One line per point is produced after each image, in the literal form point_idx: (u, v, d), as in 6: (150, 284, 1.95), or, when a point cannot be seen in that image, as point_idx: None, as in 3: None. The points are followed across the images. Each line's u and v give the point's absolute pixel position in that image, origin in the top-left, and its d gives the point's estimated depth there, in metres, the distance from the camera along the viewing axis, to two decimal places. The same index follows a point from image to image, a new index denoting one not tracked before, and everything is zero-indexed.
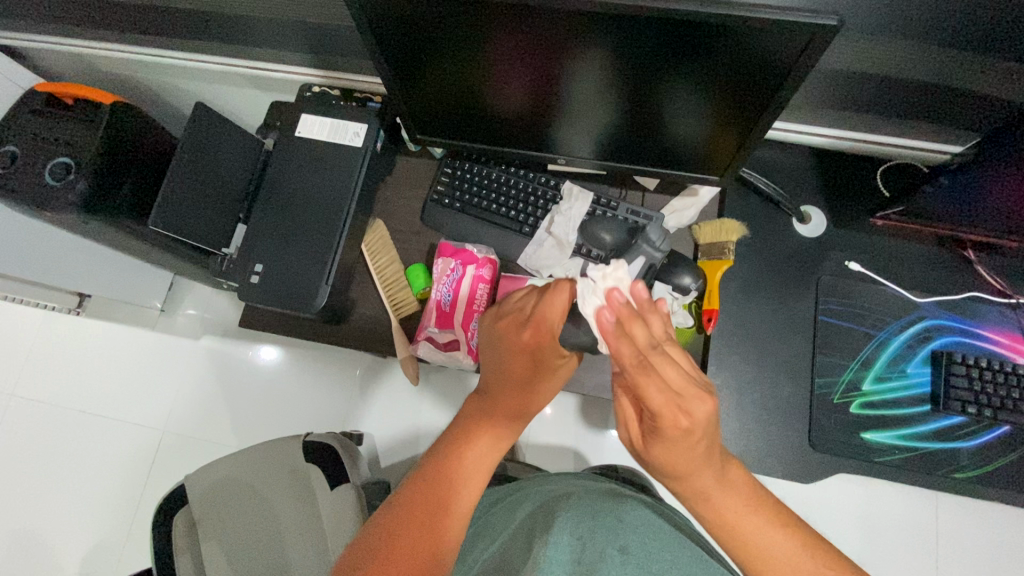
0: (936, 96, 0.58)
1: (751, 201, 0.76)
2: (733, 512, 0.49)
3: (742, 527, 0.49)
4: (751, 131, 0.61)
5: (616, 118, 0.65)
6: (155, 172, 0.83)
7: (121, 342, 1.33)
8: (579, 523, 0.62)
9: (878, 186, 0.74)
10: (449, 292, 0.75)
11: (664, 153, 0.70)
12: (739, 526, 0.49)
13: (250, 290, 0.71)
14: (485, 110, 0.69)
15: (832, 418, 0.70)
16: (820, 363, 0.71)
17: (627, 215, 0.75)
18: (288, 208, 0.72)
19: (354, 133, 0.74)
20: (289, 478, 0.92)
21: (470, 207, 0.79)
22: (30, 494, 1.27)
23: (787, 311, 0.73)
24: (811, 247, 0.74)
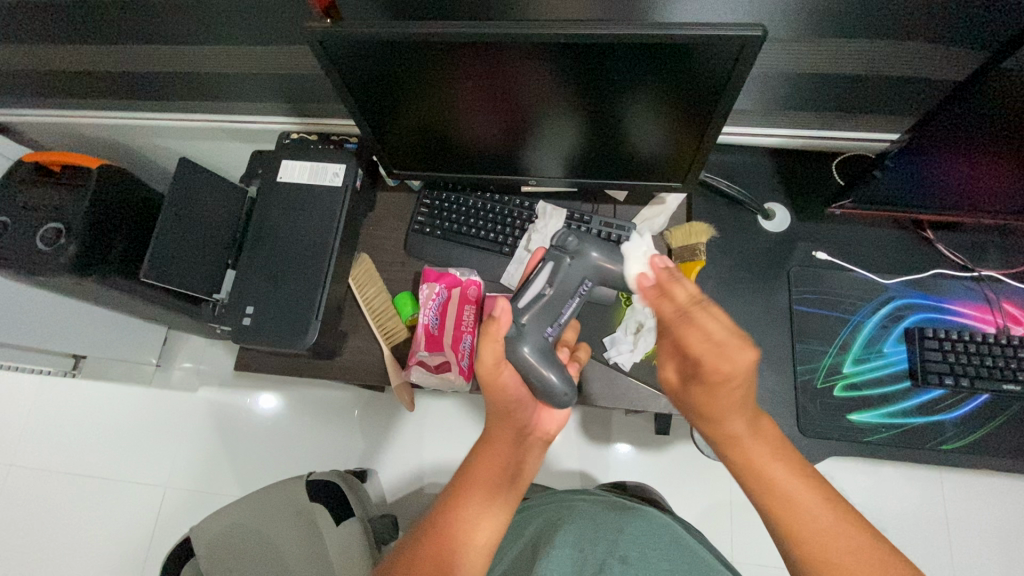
0: (869, 85, 0.63)
1: (716, 203, 0.80)
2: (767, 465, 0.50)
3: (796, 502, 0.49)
4: (705, 138, 0.65)
5: (581, 138, 0.70)
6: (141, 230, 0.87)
7: (118, 401, 1.33)
8: (573, 536, 0.65)
9: (833, 176, 0.79)
10: (437, 316, 0.76)
11: (629, 166, 0.74)
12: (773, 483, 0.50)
13: (240, 332, 0.72)
14: (457, 141, 0.73)
15: (819, 404, 0.71)
16: (800, 351, 0.73)
17: (601, 227, 0.79)
18: (275, 251, 0.75)
19: (334, 173, 0.78)
20: (296, 519, 0.97)
21: (450, 233, 0.82)
22: (30, 565, 1.25)
23: (764, 303, 0.75)
24: (779, 242, 0.78)
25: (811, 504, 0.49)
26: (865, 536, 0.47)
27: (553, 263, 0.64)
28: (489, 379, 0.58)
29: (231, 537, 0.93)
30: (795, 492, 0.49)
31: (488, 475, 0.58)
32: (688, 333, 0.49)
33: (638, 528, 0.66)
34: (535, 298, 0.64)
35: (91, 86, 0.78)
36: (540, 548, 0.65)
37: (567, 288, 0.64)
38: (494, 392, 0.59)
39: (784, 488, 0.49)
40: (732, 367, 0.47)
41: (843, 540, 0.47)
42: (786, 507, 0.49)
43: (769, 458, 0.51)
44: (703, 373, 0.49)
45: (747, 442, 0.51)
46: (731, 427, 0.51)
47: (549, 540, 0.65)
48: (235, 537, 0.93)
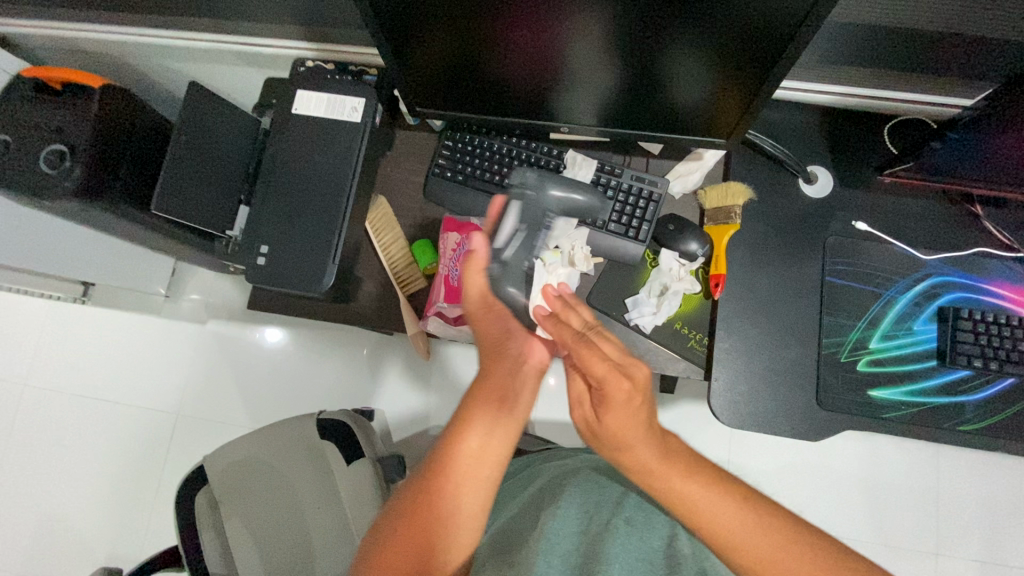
0: (940, 48, 0.57)
1: (756, 163, 0.75)
2: (682, 484, 0.51)
3: (721, 518, 0.50)
4: (755, 87, 0.59)
5: (617, 78, 0.64)
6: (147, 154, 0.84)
7: (128, 328, 1.33)
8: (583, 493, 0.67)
9: (885, 141, 0.73)
10: (457, 267, 0.74)
11: (667, 115, 0.69)
12: (690, 498, 0.51)
13: (255, 272, 0.70)
14: (483, 76, 0.67)
15: (840, 378, 0.70)
16: (827, 324, 0.71)
17: (632, 182, 0.75)
18: (289, 189, 0.71)
19: (352, 107, 0.73)
20: (307, 455, 1.00)
21: (472, 179, 0.78)
22: (51, 479, 1.30)
23: (795, 272, 0.72)
24: (818, 209, 0.74)
25: (718, 508, 0.50)
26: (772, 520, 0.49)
27: (518, 202, 0.66)
28: (479, 306, 0.62)
29: (244, 471, 0.98)
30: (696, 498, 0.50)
31: (487, 400, 0.57)
32: (587, 355, 0.52)
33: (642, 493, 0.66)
34: (513, 235, 0.65)
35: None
36: (548, 504, 0.66)
37: (536, 218, 0.68)
38: (483, 319, 0.62)
39: (682, 490, 0.51)
40: (633, 380, 0.51)
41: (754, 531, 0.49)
42: (711, 528, 0.50)
43: (684, 478, 0.51)
44: (608, 401, 0.52)
45: (659, 469, 0.51)
46: (642, 454, 0.52)
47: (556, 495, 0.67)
48: (247, 471, 0.98)
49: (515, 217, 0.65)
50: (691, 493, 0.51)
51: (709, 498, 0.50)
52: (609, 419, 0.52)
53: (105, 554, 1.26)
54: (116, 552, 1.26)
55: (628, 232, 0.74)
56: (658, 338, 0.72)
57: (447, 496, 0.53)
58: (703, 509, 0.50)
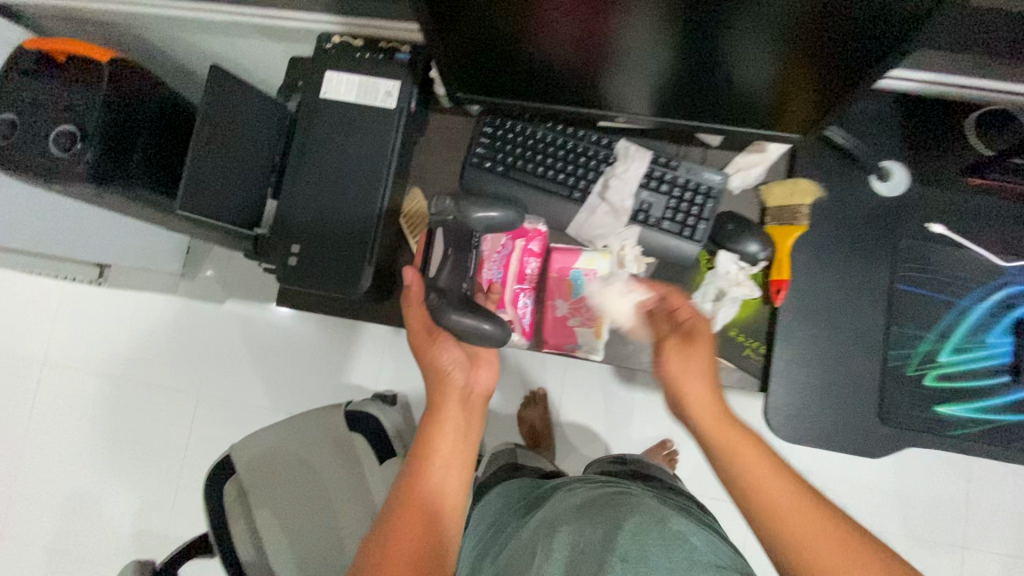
0: None
1: (824, 158, 0.68)
2: (747, 458, 0.51)
3: (776, 495, 0.48)
4: (838, 75, 0.54)
5: (678, 65, 0.58)
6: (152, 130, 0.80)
7: (143, 307, 1.31)
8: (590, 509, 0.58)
9: (969, 136, 0.67)
10: (500, 269, 0.69)
11: (729, 104, 0.63)
12: (751, 470, 0.50)
13: (286, 272, 0.65)
14: (530, 59, 0.61)
15: (905, 392, 0.66)
16: (895, 334, 0.66)
17: (688, 176, 0.70)
18: (320, 182, 0.66)
19: (386, 91, 0.66)
20: (334, 448, 1.01)
21: (514, 170, 0.72)
22: (77, 456, 1.31)
23: (863, 278, 0.67)
24: (892, 210, 0.68)
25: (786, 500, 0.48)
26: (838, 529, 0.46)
27: (439, 227, 0.65)
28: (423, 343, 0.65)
29: (272, 462, 0.97)
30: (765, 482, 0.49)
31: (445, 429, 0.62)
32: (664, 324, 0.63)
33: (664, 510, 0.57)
34: (442, 261, 0.64)
35: None
36: None
37: (465, 241, 0.65)
38: (426, 353, 0.66)
39: (749, 458, 0.51)
40: (698, 333, 0.60)
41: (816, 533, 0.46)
42: (764, 500, 0.48)
43: (751, 454, 0.51)
44: (677, 355, 0.59)
45: (723, 434, 0.53)
46: (706, 412, 0.56)
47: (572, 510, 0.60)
48: (275, 462, 0.97)
49: (439, 244, 0.64)
50: (750, 467, 0.50)
51: (767, 472, 0.50)
52: (684, 375, 0.58)
53: (134, 530, 1.28)
54: (144, 528, 1.28)
55: (682, 231, 0.69)
56: (712, 345, 0.68)
57: (430, 501, 0.57)
58: (760, 482, 0.49)
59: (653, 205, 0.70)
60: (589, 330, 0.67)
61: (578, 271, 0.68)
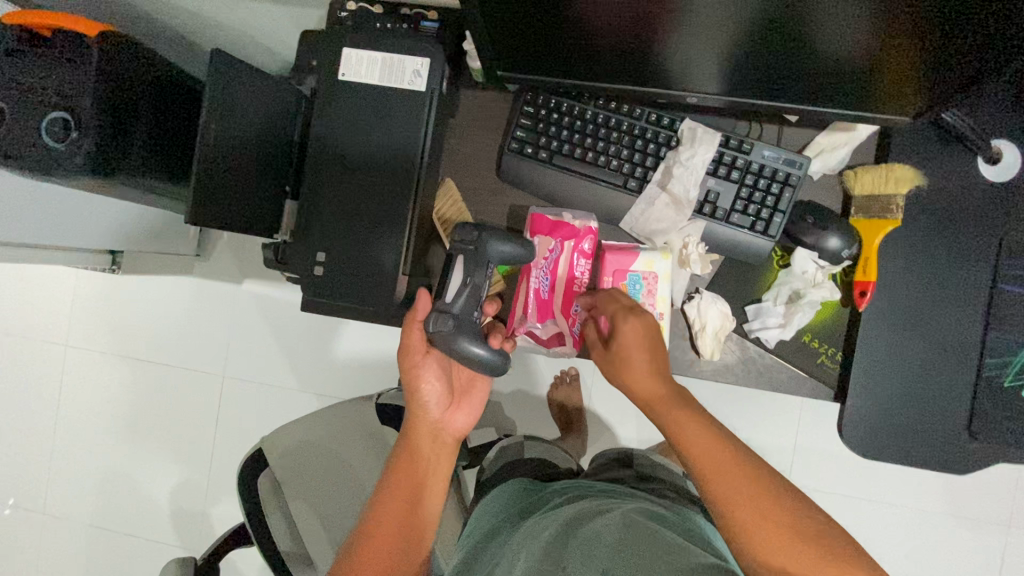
0: None
1: (924, 139, 0.59)
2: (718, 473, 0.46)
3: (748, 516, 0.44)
4: (961, 52, 0.44)
5: (764, 39, 0.49)
6: (155, 111, 0.72)
7: (162, 288, 1.27)
8: (586, 512, 0.53)
9: None
10: (547, 277, 0.62)
11: (820, 80, 0.53)
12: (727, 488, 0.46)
13: (312, 283, 0.59)
14: (586, 32, 0.52)
15: (1000, 404, 0.59)
16: (992, 341, 0.59)
17: (762, 162, 0.61)
18: (345, 178, 0.59)
19: (414, 71, 0.57)
20: (367, 439, 0.97)
21: (559, 157, 0.64)
22: (110, 437, 1.31)
23: (959, 277, 0.59)
24: (998, 198, 0.59)
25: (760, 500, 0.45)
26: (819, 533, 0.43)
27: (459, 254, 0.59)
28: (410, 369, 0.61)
29: (305, 453, 0.94)
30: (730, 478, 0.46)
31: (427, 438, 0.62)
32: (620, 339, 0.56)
33: (665, 533, 0.48)
34: (460, 290, 0.59)
35: None
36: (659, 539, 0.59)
37: (483, 270, 0.59)
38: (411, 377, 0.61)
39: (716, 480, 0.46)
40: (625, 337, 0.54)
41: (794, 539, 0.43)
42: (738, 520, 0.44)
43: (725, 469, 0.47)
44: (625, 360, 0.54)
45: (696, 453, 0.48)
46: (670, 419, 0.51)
47: (559, 526, 0.51)
48: (308, 454, 0.94)
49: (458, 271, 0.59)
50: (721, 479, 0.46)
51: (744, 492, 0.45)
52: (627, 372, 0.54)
53: (171, 506, 1.30)
54: (181, 505, 1.30)
55: (754, 225, 0.61)
56: (781, 351, 0.62)
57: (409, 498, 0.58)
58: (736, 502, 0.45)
59: (720, 195, 0.61)
60: None
61: (637, 274, 0.61)
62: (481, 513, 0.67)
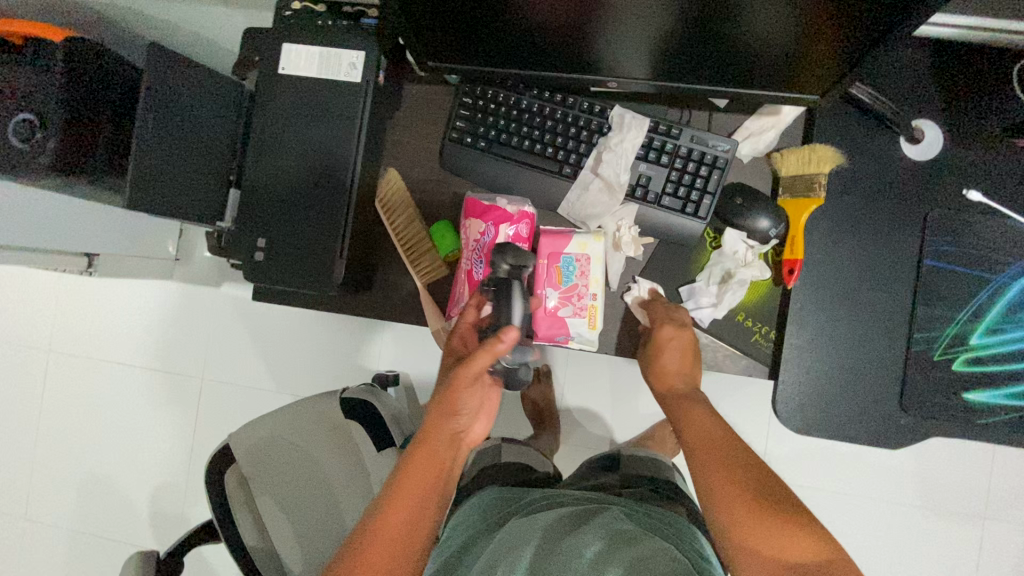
0: None
1: (848, 120, 0.60)
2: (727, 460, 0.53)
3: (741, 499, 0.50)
4: (867, 22, 0.45)
5: (685, 18, 0.50)
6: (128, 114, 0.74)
7: (141, 292, 1.29)
8: (570, 519, 0.53)
9: (1015, 86, 0.58)
10: (482, 260, 0.63)
11: (745, 62, 0.55)
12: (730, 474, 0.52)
13: (255, 268, 0.61)
14: (514, 17, 0.53)
15: (932, 379, 0.60)
16: (921, 316, 0.60)
17: (691, 145, 0.62)
18: (286, 166, 0.61)
19: (350, 64, 0.60)
20: (332, 433, 0.99)
21: (496, 145, 0.66)
22: (91, 441, 1.33)
23: (887, 253, 0.60)
24: (922, 174, 0.60)
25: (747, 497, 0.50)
26: (781, 506, 0.48)
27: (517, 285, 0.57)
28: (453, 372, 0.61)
29: (271, 449, 0.95)
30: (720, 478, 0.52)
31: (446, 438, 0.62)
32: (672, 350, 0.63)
33: (642, 541, 0.48)
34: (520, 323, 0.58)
35: None
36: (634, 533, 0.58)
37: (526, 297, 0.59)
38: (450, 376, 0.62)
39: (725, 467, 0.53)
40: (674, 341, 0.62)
41: (780, 522, 0.47)
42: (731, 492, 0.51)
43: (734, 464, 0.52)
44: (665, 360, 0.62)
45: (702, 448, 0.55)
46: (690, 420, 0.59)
47: (533, 531, 0.50)
48: (274, 449, 0.96)
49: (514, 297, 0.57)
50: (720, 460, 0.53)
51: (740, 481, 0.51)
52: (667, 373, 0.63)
53: (152, 510, 1.31)
54: (162, 508, 1.31)
55: (685, 207, 0.62)
56: (714, 329, 0.64)
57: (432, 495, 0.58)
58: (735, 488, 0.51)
59: (652, 179, 0.63)
60: (583, 321, 0.62)
61: (570, 257, 0.62)
62: (451, 523, 0.61)
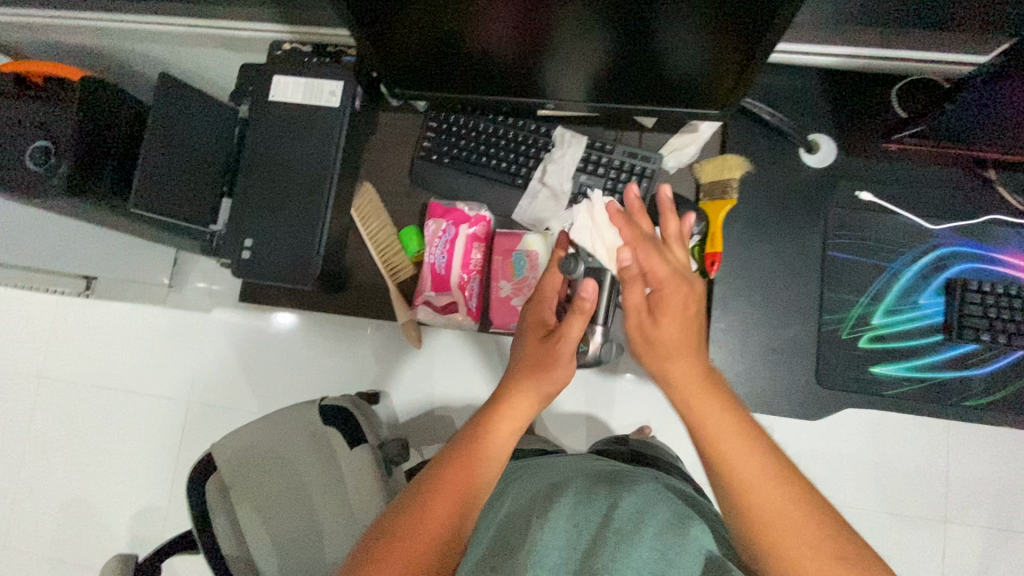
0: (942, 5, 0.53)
1: (755, 135, 0.71)
2: (746, 461, 0.48)
3: (771, 515, 0.46)
4: (749, 56, 0.56)
5: (609, 53, 0.61)
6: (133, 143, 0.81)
7: (129, 322, 1.30)
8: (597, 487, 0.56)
9: (891, 103, 0.69)
10: (444, 255, 0.74)
11: (662, 88, 0.65)
12: (754, 487, 0.47)
13: (243, 265, 0.69)
14: (468, 53, 0.64)
15: (842, 355, 0.68)
16: (829, 300, 0.69)
17: (623, 158, 0.72)
18: (274, 177, 0.70)
19: (331, 91, 0.70)
20: (310, 440, 0.98)
21: (458, 161, 0.76)
22: (72, 467, 1.33)
23: (795, 247, 0.70)
24: (821, 179, 0.70)
25: (773, 493, 0.47)
26: (812, 523, 0.45)
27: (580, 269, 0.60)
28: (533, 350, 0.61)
29: (250, 457, 0.97)
30: (738, 457, 0.48)
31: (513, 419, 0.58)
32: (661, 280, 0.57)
33: (660, 504, 0.53)
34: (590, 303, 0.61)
35: None
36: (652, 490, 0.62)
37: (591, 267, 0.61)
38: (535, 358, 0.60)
39: (744, 467, 0.48)
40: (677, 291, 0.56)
41: (787, 513, 0.46)
42: (762, 516, 0.46)
43: (759, 473, 0.48)
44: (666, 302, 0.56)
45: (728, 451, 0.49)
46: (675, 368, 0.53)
47: (564, 493, 0.55)
48: (253, 457, 0.97)
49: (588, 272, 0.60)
50: (749, 469, 0.48)
51: (775, 500, 0.46)
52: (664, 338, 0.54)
53: (129, 537, 1.29)
54: (139, 536, 1.29)
55: None
56: None
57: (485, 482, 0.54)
58: (761, 501, 0.47)
59: (591, 188, 0.73)
60: None
61: (521, 252, 0.73)
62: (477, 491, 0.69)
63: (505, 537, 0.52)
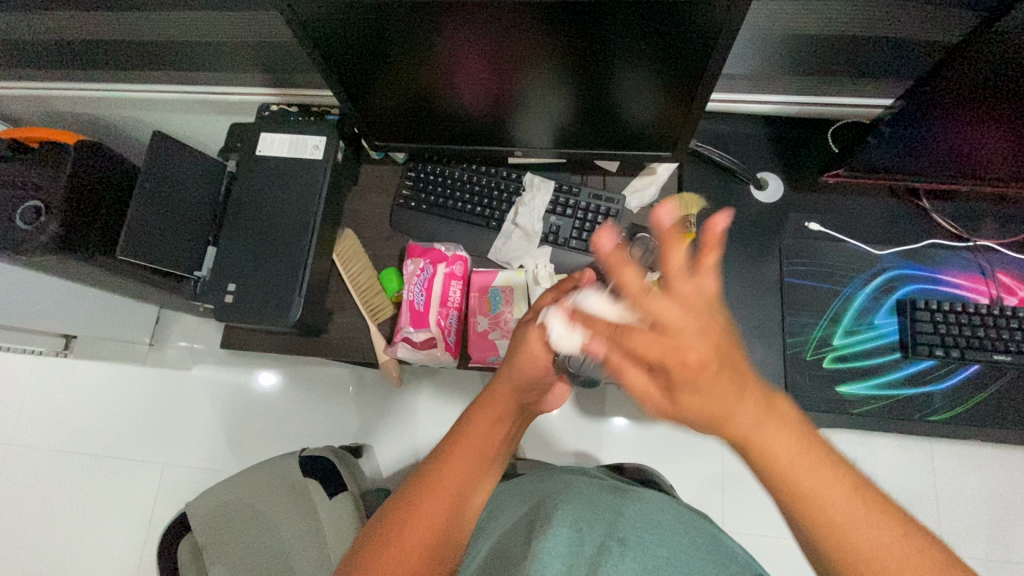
0: (853, 49, 0.60)
1: (709, 175, 0.77)
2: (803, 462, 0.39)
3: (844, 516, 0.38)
4: (693, 106, 0.62)
5: (569, 108, 0.67)
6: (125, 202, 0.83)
7: (106, 381, 1.28)
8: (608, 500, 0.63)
9: (826, 144, 0.76)
10: (422, 292, 0.76)
11: (620, 136, 0.71)
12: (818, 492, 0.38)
13: (225, 309, 0.71)
14: (441, 110, 0.70)
15: (809, 376, 0.71)
16: (790, 324, 0.73)
17: (589, 200, 0.78)
18: (258, 225, 0.73)
19: (314, 145, 0.75)
20: (290, 494, 0.93)
21: (436, 207, 0.80)
22: (32, 541, 1.24)
23: (754, 276, 0.74)
24: (773, 212, 0.76)
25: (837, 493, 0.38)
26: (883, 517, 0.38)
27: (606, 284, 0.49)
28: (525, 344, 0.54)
29: (225, 516, 0.91)
30: (811, 477, 0.38)
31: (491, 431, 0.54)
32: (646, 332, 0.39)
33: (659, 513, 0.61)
34: None
35: (59, 60, 0.74)
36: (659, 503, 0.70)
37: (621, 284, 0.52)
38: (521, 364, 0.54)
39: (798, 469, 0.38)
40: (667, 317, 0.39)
41: (875, 525, 0.38)
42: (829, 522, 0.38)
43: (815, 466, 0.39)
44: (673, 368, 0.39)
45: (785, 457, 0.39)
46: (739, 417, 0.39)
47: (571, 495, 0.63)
48: (228, 515, 0.91)
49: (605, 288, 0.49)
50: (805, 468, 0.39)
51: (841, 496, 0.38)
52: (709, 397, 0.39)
53: None
54: None
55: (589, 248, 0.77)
56: None
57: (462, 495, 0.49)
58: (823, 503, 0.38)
59: (561, 227, 0.77)
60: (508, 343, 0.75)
61: (496, 288, 0.77)
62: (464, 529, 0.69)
63: (511, 546, 0.59)
